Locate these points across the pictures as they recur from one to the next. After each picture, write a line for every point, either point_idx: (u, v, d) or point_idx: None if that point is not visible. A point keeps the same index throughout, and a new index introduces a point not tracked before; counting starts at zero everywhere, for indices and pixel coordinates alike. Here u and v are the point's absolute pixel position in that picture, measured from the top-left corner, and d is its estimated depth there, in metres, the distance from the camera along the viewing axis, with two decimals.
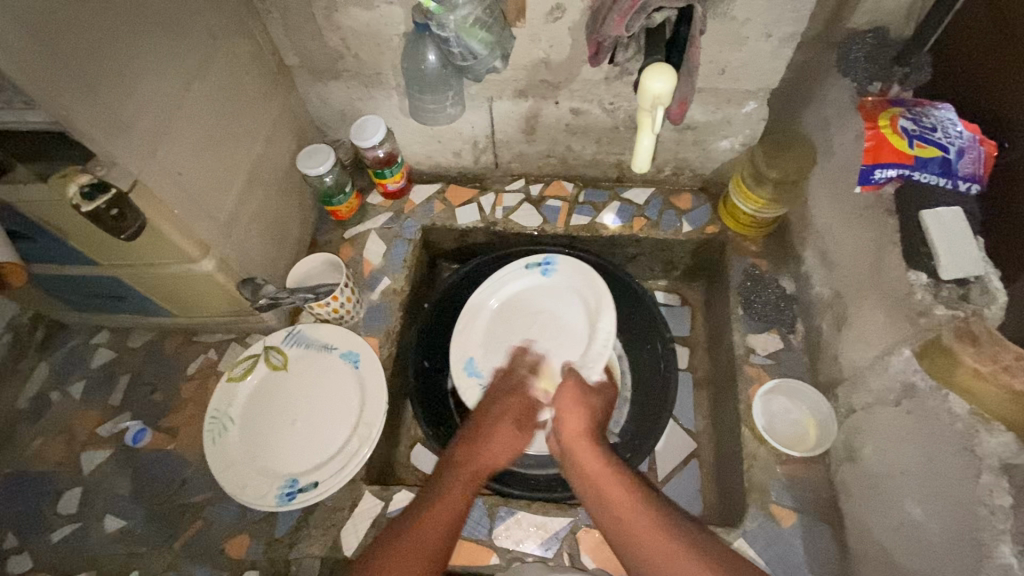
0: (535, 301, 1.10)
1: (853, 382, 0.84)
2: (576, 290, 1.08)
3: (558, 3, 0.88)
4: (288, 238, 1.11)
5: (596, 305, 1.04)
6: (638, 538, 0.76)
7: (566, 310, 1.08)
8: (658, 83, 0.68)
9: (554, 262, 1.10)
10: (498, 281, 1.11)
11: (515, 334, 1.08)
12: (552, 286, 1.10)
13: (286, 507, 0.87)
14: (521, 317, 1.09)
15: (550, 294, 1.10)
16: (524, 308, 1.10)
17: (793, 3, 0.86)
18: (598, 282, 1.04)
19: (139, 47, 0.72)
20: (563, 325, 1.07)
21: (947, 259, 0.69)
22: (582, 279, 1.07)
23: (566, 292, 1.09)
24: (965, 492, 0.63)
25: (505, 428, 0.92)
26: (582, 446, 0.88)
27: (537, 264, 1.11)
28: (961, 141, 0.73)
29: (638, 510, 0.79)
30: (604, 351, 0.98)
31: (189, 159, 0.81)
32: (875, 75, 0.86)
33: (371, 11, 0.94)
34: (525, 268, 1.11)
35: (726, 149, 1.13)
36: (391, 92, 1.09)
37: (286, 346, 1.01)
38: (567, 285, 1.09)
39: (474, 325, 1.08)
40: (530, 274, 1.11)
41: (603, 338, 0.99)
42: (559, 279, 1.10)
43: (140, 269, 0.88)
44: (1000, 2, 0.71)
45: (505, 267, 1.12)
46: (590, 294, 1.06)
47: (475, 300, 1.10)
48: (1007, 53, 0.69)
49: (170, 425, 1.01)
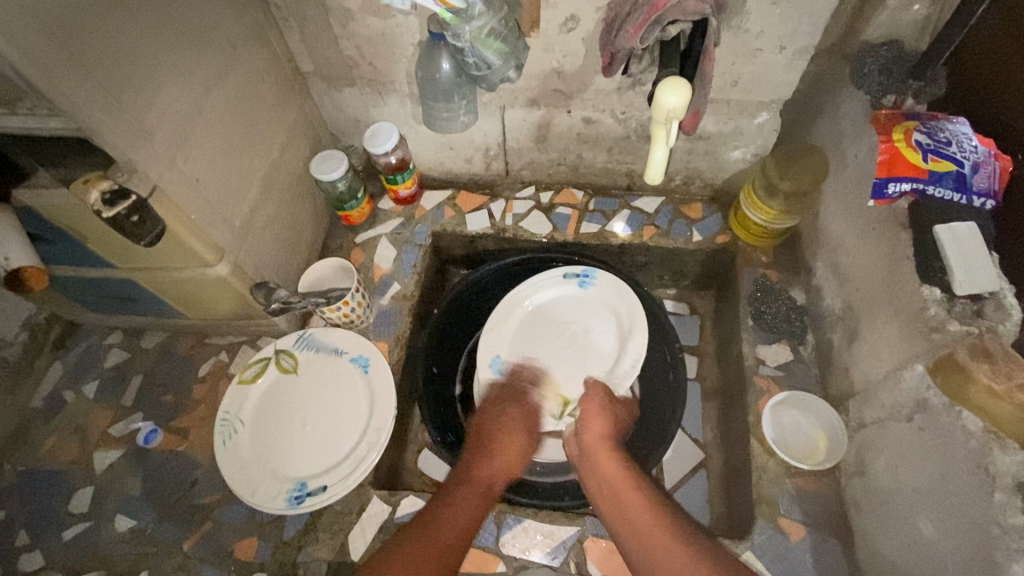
0: (564, 310, 1.10)
1: (864, 396, 0.83)
2: (608, 305, 1.09)
3: (572, 14, 0.88)
4: (301, 243, 1.12)
5: (628, 324, 1.05)
6: (650, 542, 0.76)
7: (594, 323, 1.08)
8: (671, 98, 0.68)
9: (592, 275, 1.10)
10: (533, 284, 1.11)
11: (543, 339, 1.08)
12: (584, 298, 1.10)
13: (296, 510, 0.88)
14: (551, 326, 1.09)
15: (579, 305, 1.10)
16: (555, 314, 1.10)
17: (809, 15, 0.87)
18: (635, 302, 1.05)
19: (161, 55, 0.73)
20: (590, 338, 1.07)
21: (962, 276, 0.69)
22: (615, 295, 1.08)
23: (597, 307, 1.09)
24: (978, 511, 0.62)
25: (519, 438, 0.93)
26: (603, 452, 0.89)
27: (575, 274, 1.10)
28: (976, 156, 0.73)
29: (652, 517, 0.79)
30: (633, 370, 1.00)
31: (207, 165, 0.83)
32: (889, 88, 0.86)
33: (387, 20, 0.95)
34: (561, 276, 1.11)
35: (737, 159, 1.13)
36: (405, 100, 1.10)
37: (296, 350, 1.02)
38: (599, 299, 1.10)
39: (506, 321, 1.08)
40: (567, 283, 1.11)
41: (633, 358, 1.01)
42: (594, 293, 1.10)
43: (155, 272, 0.89)
44: (1017, 19, 0.70)
45: (543, 273, 1.11)
46: (623, 312, 1.06)
47: (510, 299, 1.09)
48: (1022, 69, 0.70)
49: (181, 426, 1.02)
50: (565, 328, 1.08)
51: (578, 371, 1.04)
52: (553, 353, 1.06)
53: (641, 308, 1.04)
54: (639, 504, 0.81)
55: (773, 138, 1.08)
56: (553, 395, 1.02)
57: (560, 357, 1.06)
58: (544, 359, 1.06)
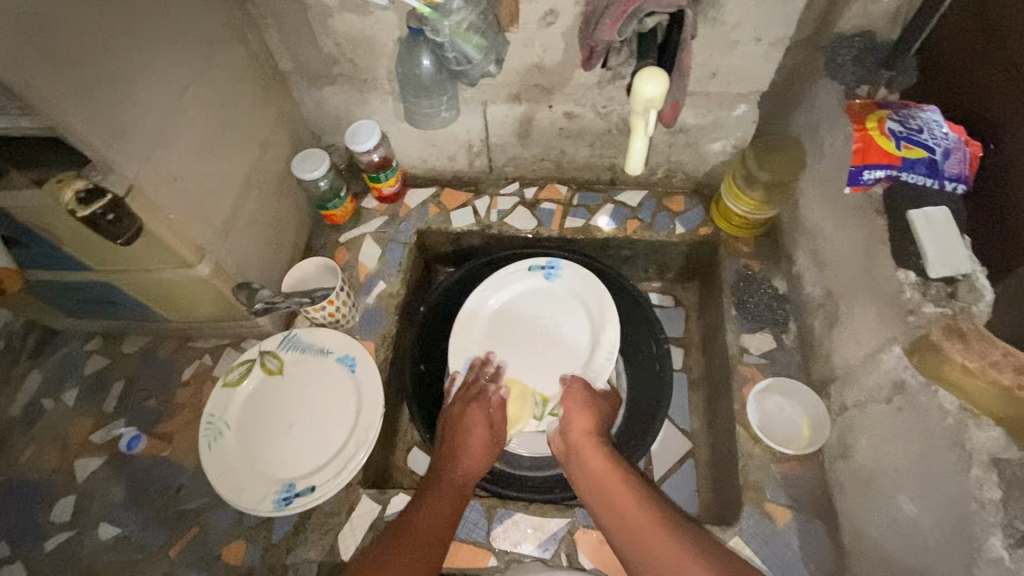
0: (533, 304, 1.10)
1: (846, 379, 0.85)
2: (578, 297, 1.09)
3: (551, 9, 0.89)
4: (283, 242, 1.11)
5: (598, 317, 1.05)
6: (639, 537, 0.77)
7: (566, 317, 1.08)
8: (650, 87, 0.69)
9: (558, 265, 1.10)
10: (500, 280, 1.10)
11: (517, 338, 1.07)
12: (552, 290, 1.10)
13: (284, 511, 0.87)
14: (522, 322, 1.09)
15: (548, 298, 1.10)
16: (524, 306, 1.10)
17: (783, 7, 0.88)
18: (604, 293, 1.05)
19: (136, 53, 0.72)
20: (563, 331, 1.07)
21: (935, 258, 0.71)
22: (583, 286, 1.08)
23: (567, 298, 1.10)
24: (958, 486, 0.64)
25: (481, 436, 0.94)
26: (589, 446, 0.90)
27: (541, 267, 1.10)
28: (946, 142, 0.75)
29: (642, 513, 0.79)
30: (608, 363, 1.00)
31: (185, 164, 0.82)
32: (862, 78, 0.89)
33: (366, 16, 0.94)
34: (528, 269, 1.10)
35: (719, 151, 1.14)
36: (386, 97, 1.10)
37: (281, 351, 1.01)
38: (567, 291, 1.10)
39: (474, 325, 1.08)
40: (534, 276, 1.10)
41: (607, 350, 1.01)
42: (560, 284, 1.10)
43: (134, 274, 0.88)
44: (986, 10, 0.73)
45: (510, 266, 1.11)
46: (593, 303, 1.07)
47: (476, 298, 1.09)
48: (992, 56, 0.72)
49: (165, 431, 1.01)
50: (538, 323, 1.09)
51: (555, 367, 1.05)
52: (528, 350, 1.07)
53: (610, 297, 1.04)
54: (628, 498, 0.82)
55: (752, 130, 1.10)
56: (533, 395, 1.02)
57: (535, 352, 1.06)
58: (520, 355, 1.06)
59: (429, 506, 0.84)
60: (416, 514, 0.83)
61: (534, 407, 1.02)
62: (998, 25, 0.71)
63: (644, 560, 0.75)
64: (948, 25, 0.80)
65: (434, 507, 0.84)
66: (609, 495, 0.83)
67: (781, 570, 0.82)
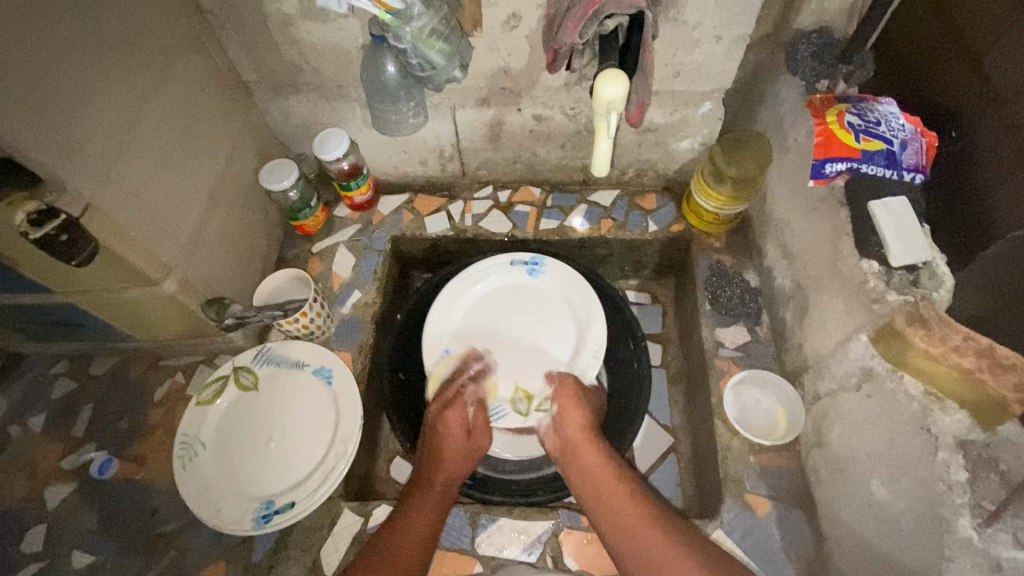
0: (517, 297, 1.10)
1: (818, 369, 0.86)
2: (561, 294, 1.09)
3: (514, 12, 0.89)
4: (254, 255, 1.09)
5: (584, 314, 1.05)
6: (627, 528, 0.79)
7: (550, 313, 1.08)
8: (611, 89, 0.69)
9: (542, 262, 1.10)
10: (481, 273, 1.10)
11: (500, 331, 1.07)
12: (537, 286, 1.10)
13: (263, 530, 0.86)
14: (505, 316, 1.09)
15: (533, 293, 1.10)
16: (507, 299, 1.10)
17: (740, 6, 0.89)
18: (591, 295, 1.05)
19: (87, 65, 0.70)
20: (548, 328, 1.07)
21: (898, 247, 0.73)
22: (569, 284, 1.08)
23: (550, 294, 1.10)
24: (926, 469, 0.66)
25: (458, 436, 0.94)
26: (584, 444, 0.90)
27: (524, 262, 1.10)
28: (903, 134, 0.77)
29: (639, 514, 0.80)
30: (594, 361, 1.00)
31: (144, 179, 0.80)
32: (821, 73, 0.91)
33: (328, 24, 0.93)
34: (510, 263, 1.10)
35: (687, 149, 1.15)
36: (353, 104, 1.09)
37: (256, 366, 0.99)
38: (553, 288, 1.09)
39: (452, 313, 1.08)
40: (516, 270, 1.10)
41: (593, 347, 1.01)
42: (546, 281, 1.10)
43: (97, 294, 0.85)
44: (948, 7, 0.76)
45: (492, 258, 1.11)
46: (577, 300, 1.07)
47: (458, 285, 1.09)
48: (951, 49, 0.74)
49: (138, 453, 0.98)
50: (520, 316, 1.08)
51: (538, 363, 1.04)
52: (510, 344, 1.06)
53: (596, 295, 1.05)
54: (621, 489, 0.83)
55: (717, 127, 1.10)
56: (515, 390, 1.02)
57: (518, 346, 1.06)
58: (503, 351, 1.05)
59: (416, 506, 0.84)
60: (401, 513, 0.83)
61: (517, 401, 1.01)
62: (959, 21, 0.73)
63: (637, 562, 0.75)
64: (912, 17, 0.83)
65: (421, 508, 0.84)
66: (604, 497, 0.83)
67: (763, 559, 0.83)
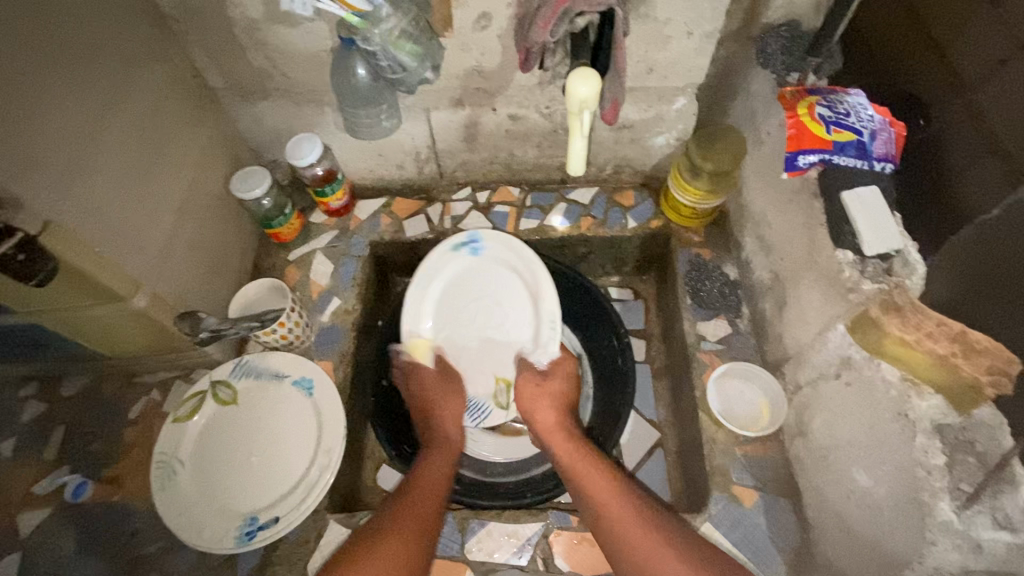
0: (469, 284, 1.06)
1: (798, 359, 0.87)
2: (507, 265, 1.06)
3: (484, 12, 0.88)
4: (227, 265, 1.07)
5: (534, 284, 1.03)
6: (609, 510, 0.79)
7: (504, 290, 1.05)
8: (582, 88, 0.69)
9: (479, 238, 1.06)
10: (429, 270, 1.04)
11: (465, 324, 1.05)
12: (481, 264, 1.07)
13: (247, 547, 0.84)
14: (464, 307, 1.05)
15: (481, 274, 1.06)
16: (461, 289, 1.06)
17: (709, 2, 0.89)
18: (532, 260, 1.03)
19: (43, 78, 0.67)
20: (505, 307, 1.05)
21: (869, 236, 0.74)
22: (515, 254, 1.05)
23: (496, 269, 1.06)
24: (905, 455, 0.67)
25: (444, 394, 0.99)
26: (558, 441, 0.91)
27: (462, 244, 1.06)
28: (872, 125, 0.78)
29: (625, 507, 0.79)
30: (554, 332, 1.00)
31: (110, 192, 0.77)
32: (790, 66, 0.92)
33: (296, 28, 0.91)
34: (450, 249, 1.05)
35: (662, 145, 1.15)
36: (325, 109, 1.07)
37: (234, 379, 0.96)
38: (494, 260, 1.06)
39: (420, 321, 1.04)
40: (458, 255, 1.06)
41: (550, 318, 1.00)
42: (487, 254, 1.06)
43: (59, 313, 0.81)
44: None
45: (431, 251, 1.05)
46: (523, 268, 1.04)
47: (414, 292, 1.03)
48: (917, 38, 0.76)
49: (114, 474, 0.95)
50: (478, 303, 1.05)
51: (506, 348, 1.04)
52: (476, 336, 1.04)
53: (541, 263, 1.02)
54: (593, 470, 0.85)
55: (692, 121, 1.10)
56: (496, 382, 1.02)
57: (482, 335, 1.04)
58: (469, 345, 1.04)
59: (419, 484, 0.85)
60: (406, 492, 0.83)
61: (498, 394, 1.02)
62: (925, 12, 0.75)
63: (628, 559, 0.75)
64: (875, 10, 0.84)
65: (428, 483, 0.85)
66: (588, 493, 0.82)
67: (752, 551, 0.84)
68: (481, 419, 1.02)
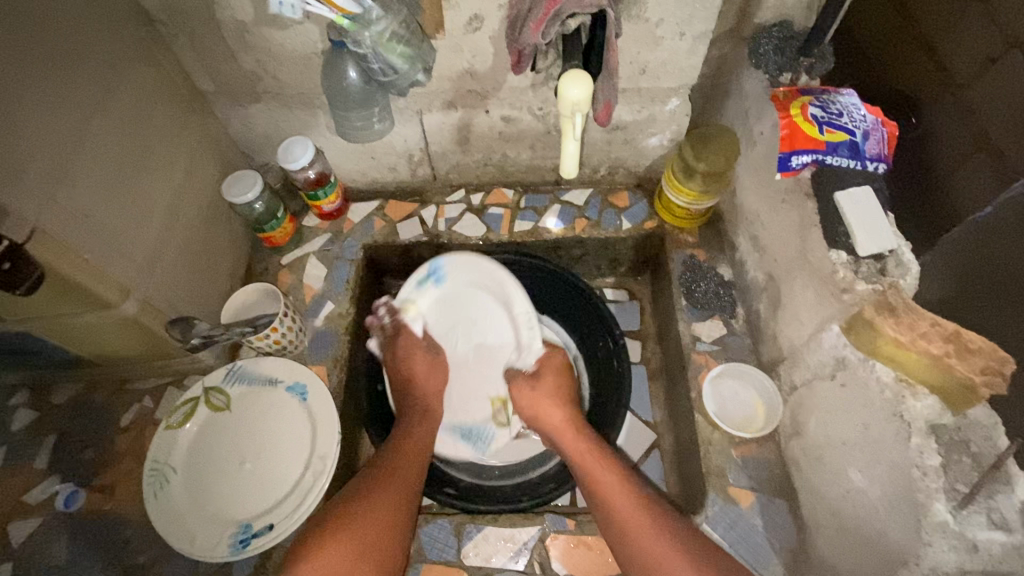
0: (442, 315, 1.05)
1: (793, 359, 0.87)
2: (472, 283, 1.04)
3: (476, 13, 0.88)
4: (219, 270, 1.06)
5: (503, 293, 1.02)
6: (619, 510, 0.79)
7: (478, 310, 1.05)
8: (574, 91, 0.69)
9: (439, 268, 1.03)
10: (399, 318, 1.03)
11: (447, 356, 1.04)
12: (449, 293, 1.05)
13: (241, 555, 0.83)
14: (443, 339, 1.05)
15: (451, 302, 1.05)
16: (437, 324, 1.05)
17: (701, 2, 0.89)
18: (496, 270, 1.01)
19: (24, 83, 0.66)
20: (481, 326, 1.04)
21: (862, 237, 0.74)
22: (477, 272, 1.03)
23: (463, 292, 1.05)
24: (901, 455, 0.67)
25: (422, 364, 0.99)
26: (571, 440, 0.89)
27: (424, 279, 1.03)
28: (865, 125, 0.78)
29: (636, 510, 0.78)
30: (533, 330, 1.00)
31: (95, 198, 0.76)
32: (783, 67, 0.92)
33: (286, 31, 0.91)
34: (414, 288, 1.04)
35: (655, 145, 1.15)
36: (317, 111, 1.06)
37: (227, 385, 0.95)
38: (460, 285, 1.04)
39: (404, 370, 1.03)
40: (423, 291, 1.04)
41: (526, 320, 1.00)
42: (451, 282, 1.04)
43: (45, 321, 0.80)
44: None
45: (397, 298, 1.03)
46: (489, 281, 1.03)
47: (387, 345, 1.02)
48: (907, 35, 0.76)
49: (106, 483, 0.94)
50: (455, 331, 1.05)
51: (491, 368, 1.03)
52: (461, 367, 1.04)
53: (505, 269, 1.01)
54: (603, 469, 0.84)
55: (686, 122, 1.10)
56: (492, 403, 1.02)
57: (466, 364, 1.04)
58: (455, 378, 1.03)
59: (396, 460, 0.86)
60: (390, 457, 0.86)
61: (497, 415, 1.01)
62: (914, 9, 0.75)
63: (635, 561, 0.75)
64: (868, 10, 0.84)
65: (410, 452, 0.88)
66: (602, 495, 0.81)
67: (748, 552, 0.84)
68: (487, 444, 1.01)
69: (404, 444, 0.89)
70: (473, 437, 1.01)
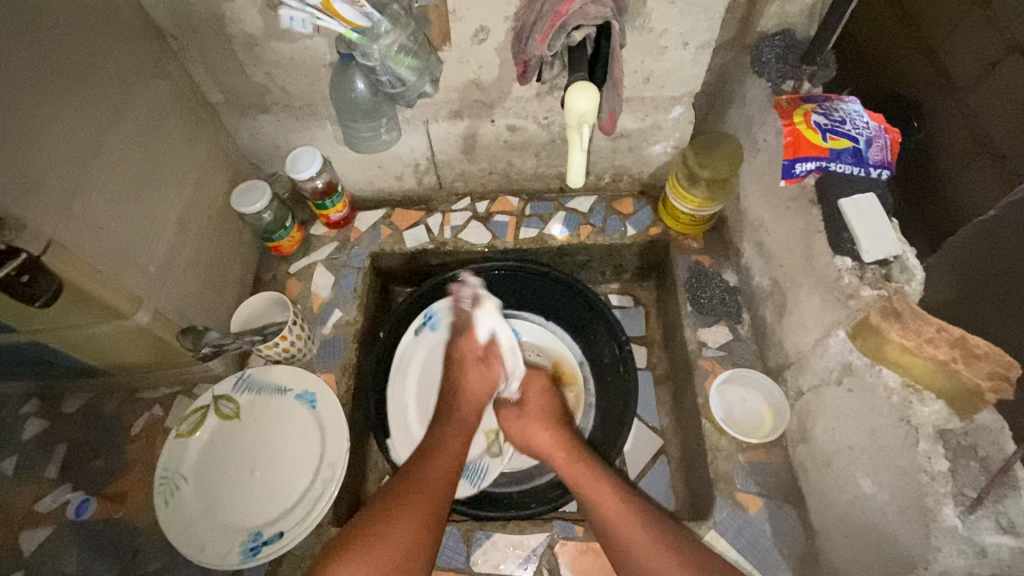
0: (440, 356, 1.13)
1: (799, 365, 0.88)
2: None
3: (482, 25, 0.89)
4: (228, 279, 1.07)
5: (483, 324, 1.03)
6: (617, 528, 0.79)
7: None
8: (581, 102, 0.70)
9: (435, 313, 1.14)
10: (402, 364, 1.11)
11: None
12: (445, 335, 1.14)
13: (252, 563, 0.84)
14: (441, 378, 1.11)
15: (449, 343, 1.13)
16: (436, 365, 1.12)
17: (704, 12, 0.90)
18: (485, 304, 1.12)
19: (41, 97, 0.68)
20: None
21: (867, 243, 0.75)
22: None
23: None
24: (908, 460, 0.67)
25: (473, 368, 0.98)
26: (562, 460, 0.90)
27: (422, 324, 1.14)
28: (868, 132, 0.79)
29: (637, 527, 0.78)
30: (515, 355, 1.00)
31: (109, 211, 0.77)
32: (786, 74, 0.91)
33: (295, 44, 0.92)
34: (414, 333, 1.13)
35: (659, 153, 1.16)
36: (324, 122, 1.07)
37: (236, 394, 0.96)
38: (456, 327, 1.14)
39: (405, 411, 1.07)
40: (422, 335, 1.14)
41: (509, 346, 0.99)
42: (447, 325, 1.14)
43: (59, 332, 0.81)
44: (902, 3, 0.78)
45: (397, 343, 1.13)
46: None
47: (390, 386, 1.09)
48: (907, 40, 0.77)
49: (117, 491, 0.95)
50: None
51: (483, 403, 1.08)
52: None
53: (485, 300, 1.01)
54: (593, 482, 0.85)
55: (689, 130, 1.11)
56: (485, 435, 1.05)
57: None
58: None
59: (430, 471, 0.83)
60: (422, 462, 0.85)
61: (490, 445, 1.04)
62: (915, 15, 0.76)
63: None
64: (868, 16, 0.85)
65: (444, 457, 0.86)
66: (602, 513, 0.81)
67: (756, 558, 0.84)
68: (482, 478, 1.00)
69: (435, 450, 0.87)
70: (469, 471, 1.01)
